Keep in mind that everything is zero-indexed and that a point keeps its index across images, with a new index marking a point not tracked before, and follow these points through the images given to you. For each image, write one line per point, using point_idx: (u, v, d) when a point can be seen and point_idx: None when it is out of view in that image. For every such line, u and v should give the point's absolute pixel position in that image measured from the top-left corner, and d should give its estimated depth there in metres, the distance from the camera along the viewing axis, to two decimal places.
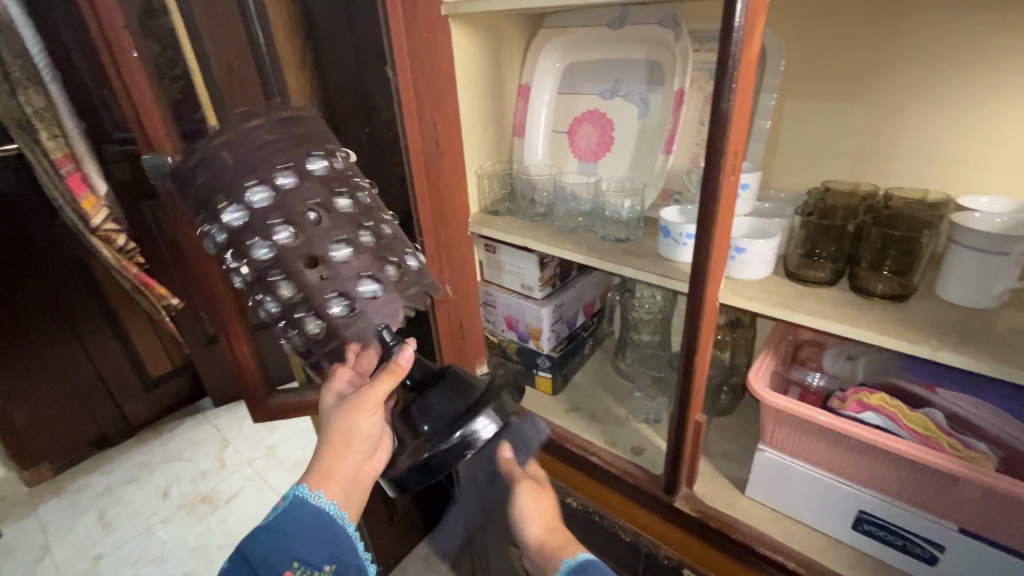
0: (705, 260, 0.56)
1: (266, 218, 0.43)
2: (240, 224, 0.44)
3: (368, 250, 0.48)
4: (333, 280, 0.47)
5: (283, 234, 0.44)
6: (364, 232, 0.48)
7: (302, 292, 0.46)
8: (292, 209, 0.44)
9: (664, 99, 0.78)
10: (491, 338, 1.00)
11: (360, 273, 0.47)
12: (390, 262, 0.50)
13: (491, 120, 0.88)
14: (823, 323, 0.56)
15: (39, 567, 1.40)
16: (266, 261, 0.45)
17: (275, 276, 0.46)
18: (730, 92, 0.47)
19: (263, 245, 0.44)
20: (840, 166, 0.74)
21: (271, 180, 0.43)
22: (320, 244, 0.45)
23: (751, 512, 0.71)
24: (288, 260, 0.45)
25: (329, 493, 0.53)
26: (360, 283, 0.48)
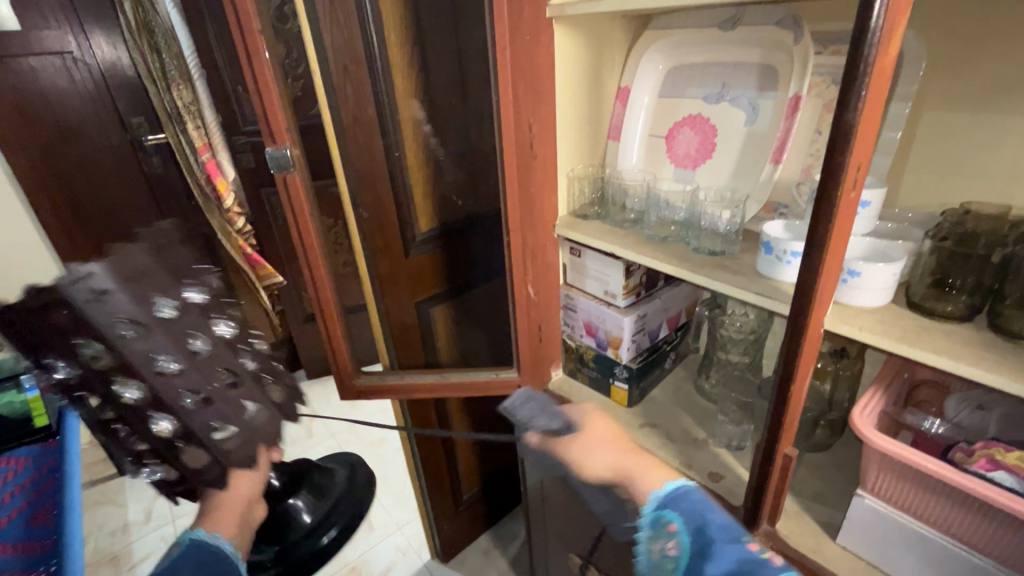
0: (811, 282, 0.51)
1: (146, 359, 0.41)
2: (90, 359, 0.40)
3: (203, 370, 0.44)
4: (189, 358, 0.43)
5: (167, 368, 0.42)
6: (196, 342, 0.44)
7: (118, 361, 0.40)
8: (174, 385, 0.42)
9: (776, 104, 0.73)
10: (569, 342, 0.99)
11: (200, 401, 0.44)
12: (222, 378, 0.46)
13: (587, 123, 0.88)
14: (952, 364, 0.49)
15: (156, 503, 1.61)
16: (68, 374, 0.40)
17: (81, 362, 0.40)
18: (859, 101, 0.43)
19: (102, 354, 0.40)
20: (983, 187, 0.65)
21: (134, 348, 0.40)
22: (178, 385, 0.43)
23: (842, 562, 0.64)
24: (146, 407, 0.42)
25: (227, 531, 0.48)
26: (216, 378, 0.45)
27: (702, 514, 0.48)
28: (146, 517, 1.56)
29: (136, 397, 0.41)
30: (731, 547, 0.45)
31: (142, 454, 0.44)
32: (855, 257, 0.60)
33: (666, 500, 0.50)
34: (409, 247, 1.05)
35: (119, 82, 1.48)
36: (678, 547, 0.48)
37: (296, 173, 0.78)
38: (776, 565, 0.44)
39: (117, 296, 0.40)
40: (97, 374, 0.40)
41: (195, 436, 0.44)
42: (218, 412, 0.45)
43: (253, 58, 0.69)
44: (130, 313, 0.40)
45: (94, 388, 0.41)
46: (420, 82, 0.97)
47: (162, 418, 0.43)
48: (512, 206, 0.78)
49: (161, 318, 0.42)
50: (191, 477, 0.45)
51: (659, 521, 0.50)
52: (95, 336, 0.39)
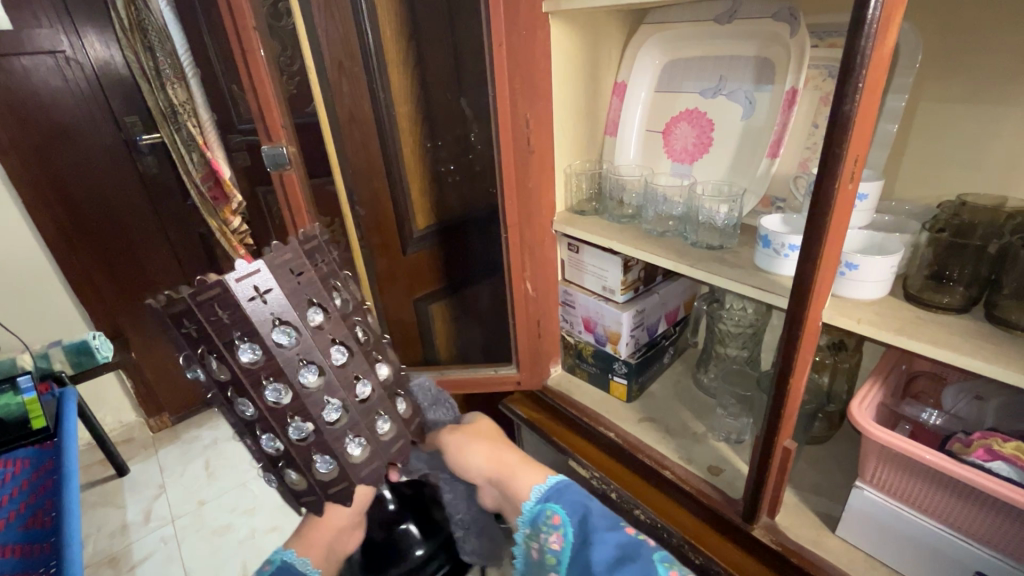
0: (810, 275, 0.52)
1: (268, 374, 0.39)
2: (248, 360, 0.38)
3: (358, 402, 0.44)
4: (337, 376, 0.42)
5: (305, 377, 0.40)
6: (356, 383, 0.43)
7: (270, 366, 0.39)
8: (313, 398, 0.41)
9: (773, 98, 0.73)
10: (567, 339, 0.98)
11: (339, 406, 0.42)
12: (361, 383, 0.44)
13: (585, 118, 0.87)
14: (950, 356, 0.49)
15: (156, 504, 1.60)
16: (224, 374, 0.39)
17: (223, 369, 0.38)
18: (855, 93, 0.43)
19: (223, 363, 0.38)
20: (979, 178, 0.65)
21: (236, 357, 0.38)
22: (311, 401, 0.41)
23: (841, 553, 0.64)
24: (279, 417, 0.41)
25: (316, 559, 0.48)
26: (357, 386, 0.44)
27: (582, 504, 0.47)
28: (145, 517, 1.56)
29: (280, 396, 0.40)
30: (611, 534, 0.44)
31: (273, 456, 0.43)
32: (853, 249, 0.60)
33: (549, 493, 0.49)
34: (407, 246, 1.07)
35: (113, 81, 1.47)
36: (559, 541, 0.46)
37: (293, 171, 0.78)
38: (653, 547, 0.43)
39: (278, 296, 0.39)
40: (247, 376, 0.39)
41: (331, 445, 0.43)
42: (353, 419, 0.44)
43: (248, 56, 0.69)
44: (284, 312, 0.39)
45: (243, 389, 0.39)
46: (416, 80, 0.97)
47: (296, 427, 0.41)
48: (510, 199, 0.79)
49: (266, 350, 0.39)
50: (319, 487, 0.44)
51: (541, 515, 0.48)
52: (228, 346, 0.38)
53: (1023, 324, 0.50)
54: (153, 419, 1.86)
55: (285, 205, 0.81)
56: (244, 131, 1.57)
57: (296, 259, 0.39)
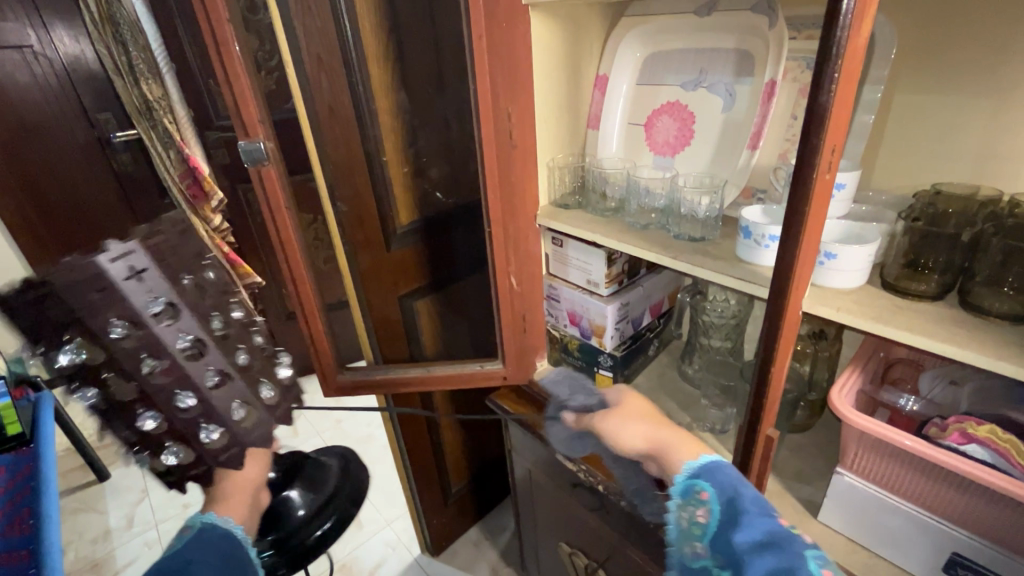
0: (789, 265, 0.52)
1: (138, 350, 0.37)
2: (119, 336, 0.36)
3: (241, 368, 0.43)
4: (216, 346, 0.41)
5: (183, 346, 0.39)
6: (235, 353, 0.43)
7: (144, 341, 0.37)
8: (185, 368, 0.39)
9: (752, 91, 0.73)
10: (553, 332, 1.00)
11: (223, 369, 0.41)
12: (239, 348, 0.43)
13: (566, 111, 0.87)
14: (925, 342, 0.50)
15: (139, 508, 1.58)
16: (89, 357, 0.35)
17: (87, 351, 0.35)
18: (831, 83, 0.43)
19: (117, 336, 0.36)
20: (953, 168, 0.67)
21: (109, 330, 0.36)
22: (188, 372, 0.39)
23: (823, 538, 0.65)
24: (159, 392, 0.39)
25: (239, 516, 0.48)
26: (237, 354, 0.43)
27: (733, 487, 0.48)
28: (128, 523, 1.53)
29: (156, 369, 0.38)
30: (760, 520, 0.45)
31: (162, 435, 0.40)
32: (831, 239, 0.61)
33: (700, 470, 0.51)
34: (390, 241, 1.04)
35: (84, 77, 1.43)
36: (706, 514, 0.49)
37: (271, 167, 0.76)
38: (806, 542, 0.44)
39: (155, 274, 0.37)
40: (120, 352, 0.37)
41: (217, 412, 0.41)
42: (239, 388, 0.43)
43: (223, 50, 0.67)
44: (158, 286, 0.37)
45: (112, 370, 0.37)
46: (396, 74, 0.96)
47: (179, 398, 0.39)
48: (492, 193, 0.79)
49: (141, 324, 0.37)
50: (213, 455, 0.42)
51: (691, 489, 0.51)
52: (94, 326, 0.35)
53: (995, 310, 0.52)
54: None
55: (264, 202, 0.79)
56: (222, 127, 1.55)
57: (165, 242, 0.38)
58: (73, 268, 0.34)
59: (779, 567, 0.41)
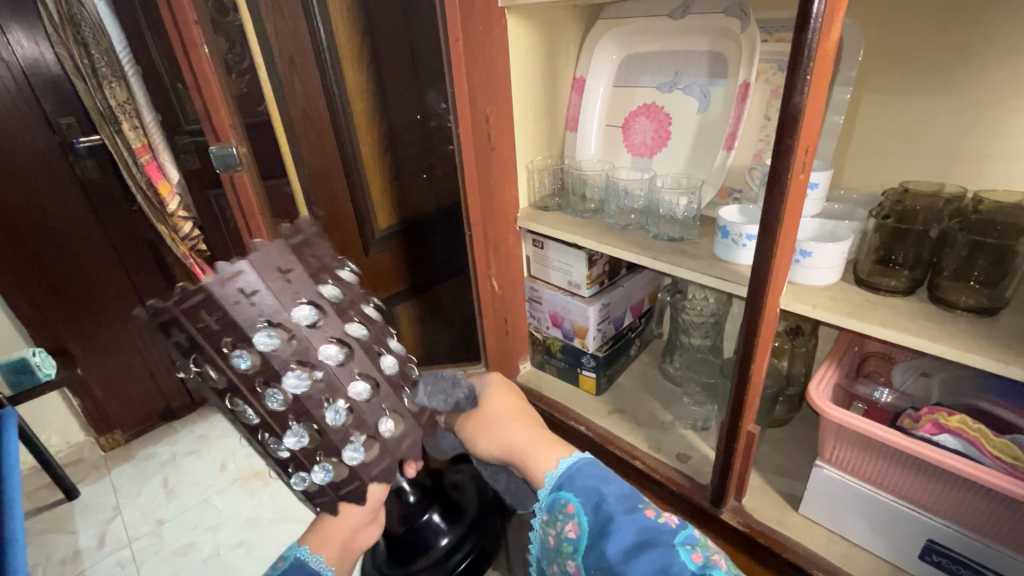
0: (767, 264, 0.53)
1: (280, 370, 0.32)
2: (271, 350, 0.31)
3: (384, 375, 0.38)
4: (362, 353, 0.36)
5: (330, 355, 0.34)
6: (378, 353, 0.38)
7: (266, 370, 0.32)
8: (317, 396, 0.34)
9: (726, 92, 0.74)
10: (535, 335, 0.99)
11: (355, 380, 0.35)
12: (381, 350, 0.39)
13: (545, 113, 0.87)
14: (897, 336, 0.51)
15: (111, 526, 1.53)
16: (253, 370, 0.32)
17: (220, 376, 0.32)
18: (804, 85, 0.44)
19: (249, 355, 0.31)
20: (920, 167, 0.69)
21: (255, 349, 0.31)
22: (325, 394, 0.34)
23: (804, 531, 0.67)
24: (312, 405, 0.34)
25: (330, 557, 0.44)
26: (378, 359, 0.38)
27: (597, 490, 0.42)
28: (99, 542, 1.48)
29: (302, 387, 0.33)
30: (628, 518, 0.39)
31: (299, 452, 0.36)
32: (805, 237, 0.62)
33: (562, 480, 0.43)
34: (369, 247, 1.03)
35: (43, 81, 1.37)
36: (576, 529, 0.41)
37: (244, 172, 0.74)
38: (674, 528, 0.38)
39: (293, 279, 0.33)
40: (275, 371, 0.32)
41: (334, 443, 0.36)
42: (387, 398, 0.38)
43: (191, 52, 0.65)
44: (310, 296, 0.34)
45: (253, 388, 0.32)
46: (371, 75, 0.94)
47: (301, 427, 0.34)
48: (472, 196, 0.78)
49: (288, 336, 0.32)
50: (358, 470, 0.39)
51: (556, 504, 0.43)
52: (248, 337, 0.31)
53: (962, 304, 0.53)
54: (103, 438, 1.77)
55: (239, 209, 0.78)
56: (192, 131, 1.51)
57: (282, 256, 0.33)
58: (225, 280, 0.30)
59: (656, 568, 0.35)
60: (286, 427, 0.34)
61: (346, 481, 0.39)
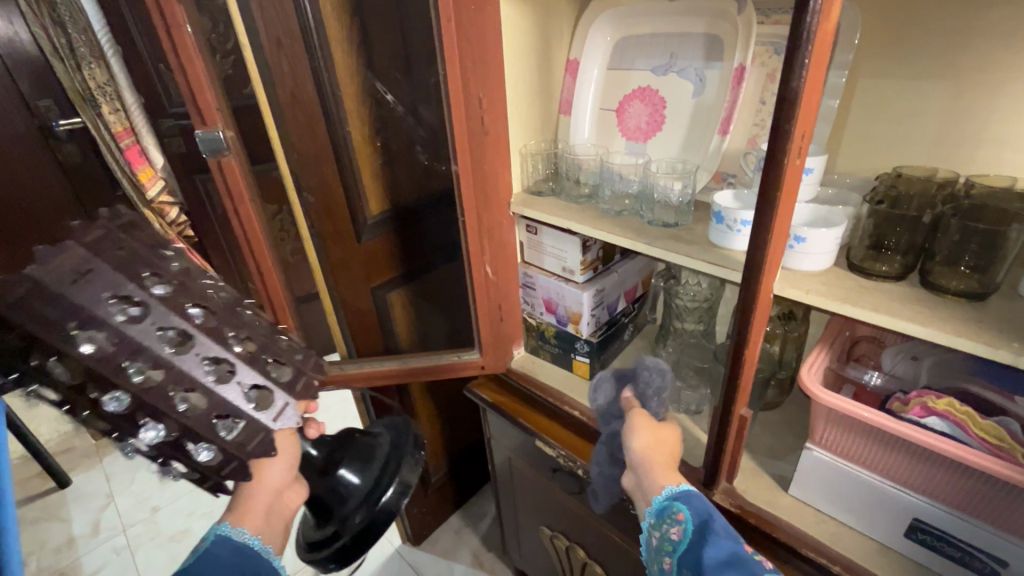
0: (761, 249, 0.53)
1: (115, 361, 0.39)
2: (93, 350, 0.38)
3: (240, 355, 0.47)
4: (210, 336, 0.45)
5: (168, 343, 0.42)
6: (230, 339, 0.47)
7: (87, 371, 0.38)
8: (160, 387, 0.41)
9: (722, 75, 0.74)
10: (529, 320, 0.99)
11: (206, 358, 0.44)
12: (229, 334, 0.48)
13: (538, 96, 0.86)
14: (890, 321, 0.52)
15: (104, 515, 1.60)
16: (72, 376, 0.38)
17: (68, 378, 0.38)
18: (802, 69, 0.44)
19: (64, 361, 0.37)
20: (913, 152, 0.69)
21: (62, 350, 0.37)
22: (185, 370, 0.43)
23: (794, 511, 0.69)
24: (155, 397, 0.41)
25: (253, 528, 0.52)
26: (228, 342, 0.47)
27: (707, 513, 0.52)
28: (93, 530, 1.56)
29: (128, 396, 0.40)
30: (727, 542, 0.49)
31: (163, 445, 0.43)
32: (800, 222, 0.61)
33: (679, 494, 0.54)
34: (362, 232, 1.03)
35: (21, 63, 1.34)
36: (679, 532, 0.52)
37: (232, 157, 0.73)
38: (762, 565, 0.48)
39: (106, 276, 0.40)
40: (100, 364, 0.38)
41: (228, 403, 0.45)
42: (246, 377, 0.47)
43: (174, 33, 0.63)
44: (126, 294, 0.41)
45: (83, 390, 0.39)
46: (360, 57, 0.92)
47: (149, 423, 0.41)
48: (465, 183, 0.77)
49: (108, 334, 0.39)
50: (235, 450, 0.46)
51: (668, 510, 0.54)
52: (61, 341, 0.37)
53: (951, 288, 0.54)
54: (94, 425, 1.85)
55: (226, 196, 0.76)
56: (176, 114, 1.47)
57: (78, 260, 0.39)
58: (42, 291, 0.37)
59: None
60: (163, 412, 0.42)
61: (223, 464, 0.46)
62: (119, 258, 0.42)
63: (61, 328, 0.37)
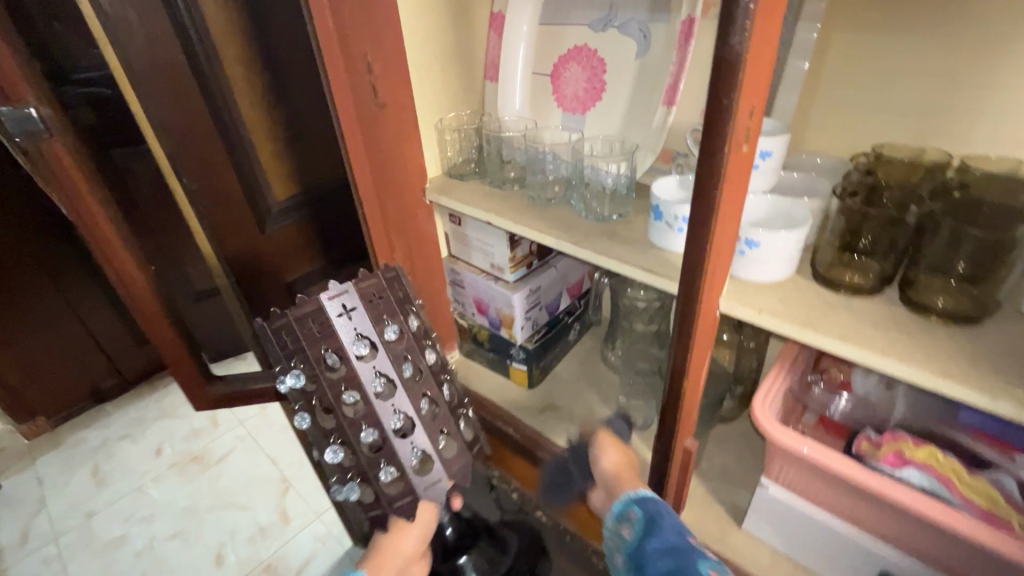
0: (701, 260, 0.41)
1: (363, 372, 0.45)
2: (356, 355, 0.44)
3: (440, 408, 0.49)
4: (424, 380, 0.48)
5: (403, 371, 0.47)
6: (439, 389, 0.49)
7: (346, 374, 0.44)
8: (377, 407, 0.45)
9: (668, 32, 0.60)
10: (460, 322, 0.87)
11: (418, 397, 0.47)
12: (440, 384, 0.50)
13: (454, 60, 0.71)
14: (859, 354, 0.40)
15: (34, 524, 1.34)
16: (336, 371, 0.44)
17: (329, 371, 0.44)
18: (746, 19, 0.31)
19: (339, 359, 0.44)
20: (897, 128, 0.56)
21: (344, 351, 0.44)
22: (400, 398, 0.46)
23: (746, 551, 0.59)
24: (377, 413, 0.45)
25: None
26: (428, 397, 0.48)
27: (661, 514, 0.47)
28: (22, 539, 1.30)
29: (358, 398, 0.45)
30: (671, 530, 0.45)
31: (357, 462, 0.45)
32: (752, 220, 0.49)
33: (635, 498, 0.49)
34: (265, 223, 0.90)
35: None
36: (629, 529, 0.48)
37: None
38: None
39: (361, 314, 0.45)
40: (355, 372, 0.44)
41: (418, 441, 0.47)
42: (431, 433, 0.48)
43: None
44: (390, 322, 0.46)
45: (333, 386, 0.44)
46: None
47: (367, 431, 0.45)
48: (360, 168, 0.63)
49: (366, 349, 0.45)
50: (408, 485, 0.47)
51: (624, 510, 0.49)
52: (340, 344, 0.44)
53: (941, 308, 0.42)
54: (24, 425, 1.51)
55: None
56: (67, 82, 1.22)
57: (377, 287, 0.47)
58: (335, 303, 0.45)
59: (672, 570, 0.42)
60: (365, 429, 0.45)
61: (396, 496, 0.47)
62: (393, 298, 0.47)
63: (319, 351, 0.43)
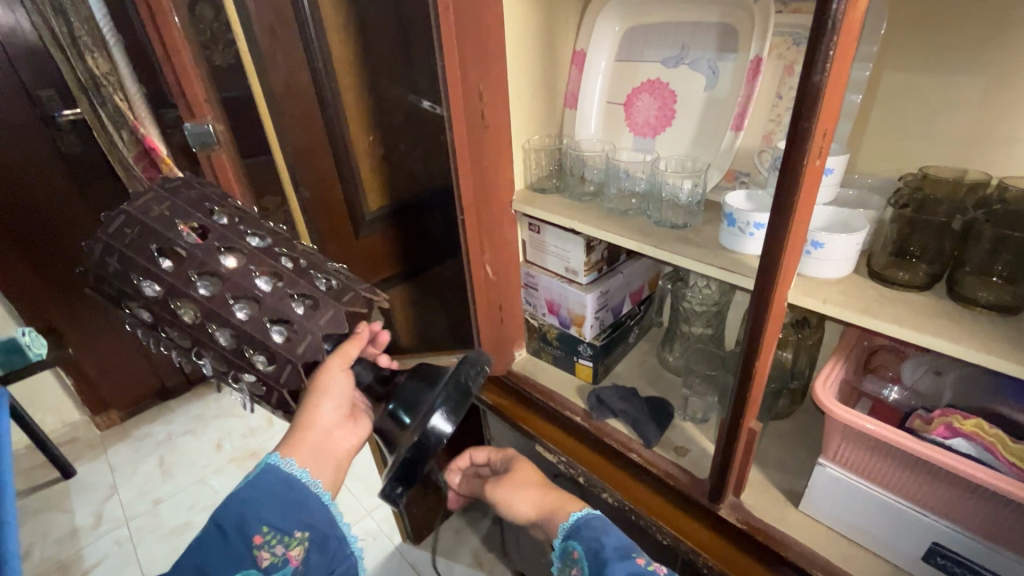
0: (777, 254, 0.49)
1: (184, 276, 0.40)
2: (163, 268, 0.40)
3: (292, 272, 0.44)
4: (263, 256, 0.44)
5: (228, 260, 0.42)
6: (284, 259, 0.45)
7: (172, 287, 0.40)
8: (222, 295, 0.40)
9: (736, 67, 0.70)
10: (532, 322, 0.96)
11: (255, 272, 0.42)
12: (284, 255, 0.46)
13: (542, 90, 0.83)
14: (915, 334, 0.48)
15: (106, 506, 1.42)
16: (157, 291, 0.40)
17: (158, 289, 0.40)
18: (827, 61, 0.40)
19: (154, 281, 0.40)
20: (941, 152, 0.64)
21: (150, 267, 0.40)
22: (241, 277, 0.42)
23: (802, 529, 0.65)
24: (218, 303, 0.40)
25: (301, 460, 0.48)
26: (281, 260, 0.45)
27: (597, 540, 0.49)
28: (95, 521, 1.38)
29: (205, 295, 0.40)
30: (620, 563, 0.46)
31: (228, 356, 0.42)
32: (818, 226, 0.58)
33: (571, 530, 0.52)
34: (358, 227, 1.01)
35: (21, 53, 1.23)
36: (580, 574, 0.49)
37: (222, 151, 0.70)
38: None
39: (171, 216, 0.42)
40: (176, 283, 0.40)
41: (280, 304, 0.42)
42: (295, 287, 0.43)
43: (159, 20, 0.60)
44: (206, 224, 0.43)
45: (169, 301, 0.40)
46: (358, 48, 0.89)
47: (222, 329, 0.41)
48: (465, 177, 0.73)
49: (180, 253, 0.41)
50: (285, 354, 0.42)
51: (566, 551, 0.51)
52: (144, 263, 0.40)
53: (986, 302, 0.50)
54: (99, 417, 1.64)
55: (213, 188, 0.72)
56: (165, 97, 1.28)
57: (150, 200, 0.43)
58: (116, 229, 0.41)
59: None
60: (219, 321, 0.41)
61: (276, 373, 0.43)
62: (182, 199, 0.45)
63: (209, 249, 0.41)
